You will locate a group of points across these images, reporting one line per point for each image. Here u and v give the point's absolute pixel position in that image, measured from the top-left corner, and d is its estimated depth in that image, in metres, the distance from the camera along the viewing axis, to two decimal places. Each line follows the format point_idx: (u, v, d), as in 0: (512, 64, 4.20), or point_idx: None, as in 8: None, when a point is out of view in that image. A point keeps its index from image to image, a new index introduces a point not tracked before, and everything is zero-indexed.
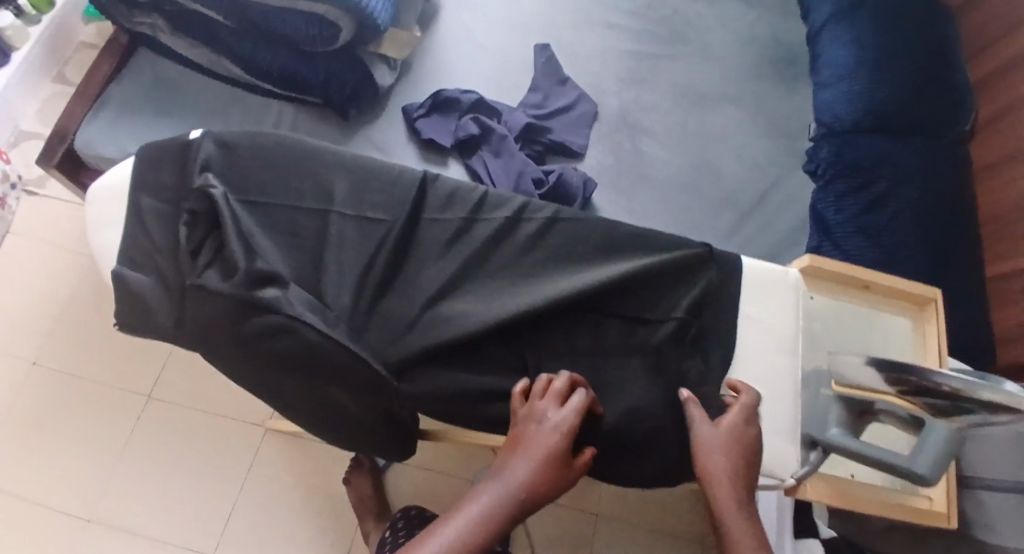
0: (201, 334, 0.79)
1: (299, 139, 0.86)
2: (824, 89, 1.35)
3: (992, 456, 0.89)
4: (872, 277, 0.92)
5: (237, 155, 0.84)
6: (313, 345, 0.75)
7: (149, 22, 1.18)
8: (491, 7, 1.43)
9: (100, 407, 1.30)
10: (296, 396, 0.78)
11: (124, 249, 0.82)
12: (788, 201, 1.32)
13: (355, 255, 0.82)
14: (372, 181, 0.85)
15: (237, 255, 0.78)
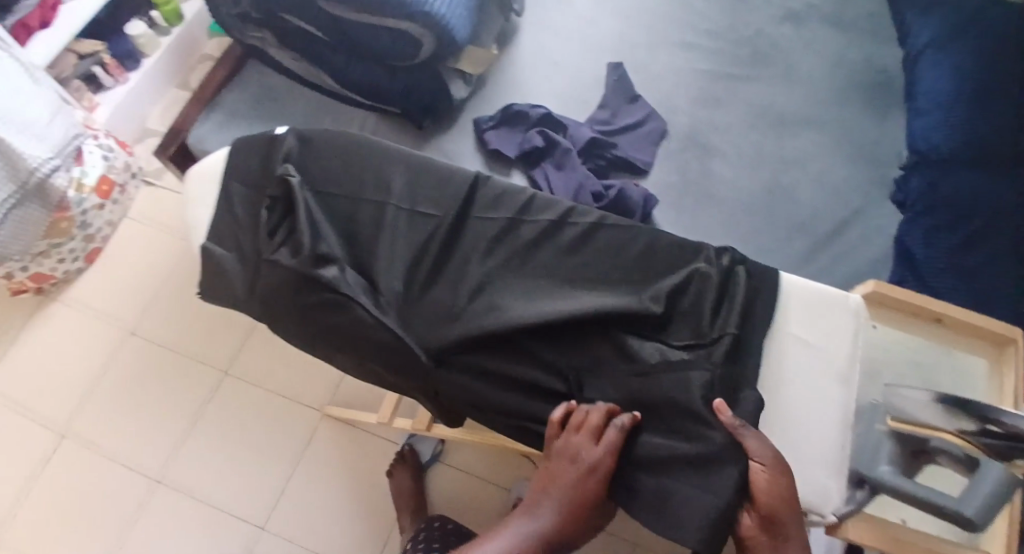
0: (269, 303, 0.77)
1: (370, 138, 0.83)
2: (919, 117, 1.25)
3: None
4: (943, 311, 0.85)
5: (313, 147, 0.82)
6: (364, 325, 0.73)
7: (260, 37, 1.23)
8: (572, 27, 1.47)
9: (181, 377, 1.35)
10: (352, 364, 0.78)
11: (214, 225, 0.81)
12: (872, 232, 1.23)
13: (404, 247, 0.78)
14: (420, 175, 0.81)
15: (303, 232, 0.76)
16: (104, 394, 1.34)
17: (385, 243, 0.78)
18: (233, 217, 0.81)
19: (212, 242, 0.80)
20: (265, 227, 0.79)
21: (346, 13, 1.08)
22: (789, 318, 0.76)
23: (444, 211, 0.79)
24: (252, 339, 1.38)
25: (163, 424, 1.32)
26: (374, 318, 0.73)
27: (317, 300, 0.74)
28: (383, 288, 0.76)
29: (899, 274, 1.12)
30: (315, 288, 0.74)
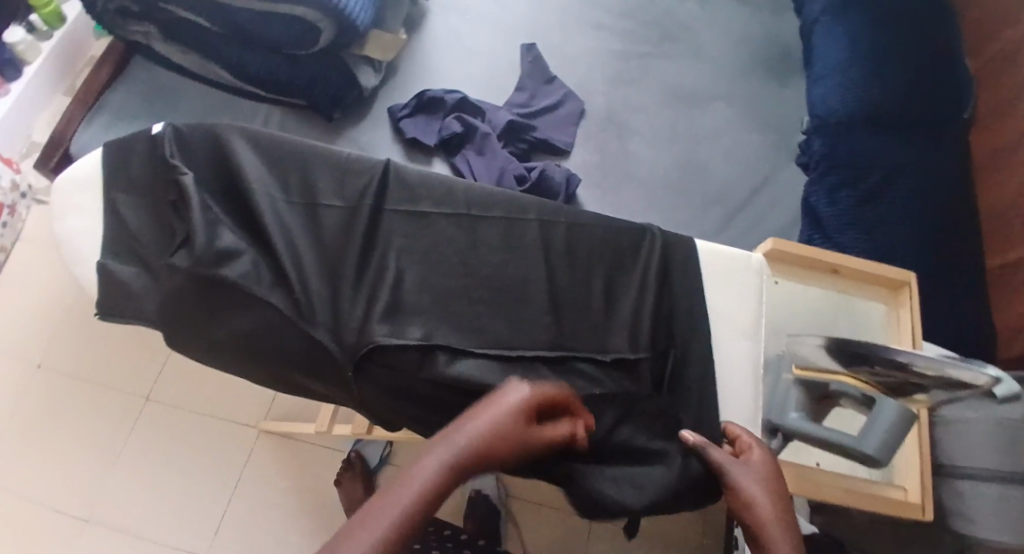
0: (170, 314, 0.63)
1: (264, 133, 0.67)
2: (818, 83, 1.28)
3: (969, 441, 0.71)
4: (841, 261, 0.77)
5: (185, 138, 0.66)
6: (275, 326, 0.61)
7: (144, 31, 1.14)
8: (483, 11, 1.45)
9: (99, 407, 1.27)
10: (266, 375, 0.66)
11: (107, 242, 0.65)
12: (781, 196, 1.28)
13: (309, 246, 0.65)
14: (300, 156, 0.66)
15: (197, 225, 0.62)
16: (14, 431, 1.25)
17: (285, 235, 0.64)
18: (117, 223, 0.66)
19: (106, 259, 0.65)
20: (171, 231, 0.64)
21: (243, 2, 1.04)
22: (703, 289, 0.73)
23: (354, 197, 0.67)
24: (174, 359, 1.31)
25: (86, 457, 1.24)
26: (289, 320, 0.61)
27: (223, 297, 0.61)
28: (298, 285, 0.62)
29: (808, 233, 1.16)
30: (221, 288, 0.61)
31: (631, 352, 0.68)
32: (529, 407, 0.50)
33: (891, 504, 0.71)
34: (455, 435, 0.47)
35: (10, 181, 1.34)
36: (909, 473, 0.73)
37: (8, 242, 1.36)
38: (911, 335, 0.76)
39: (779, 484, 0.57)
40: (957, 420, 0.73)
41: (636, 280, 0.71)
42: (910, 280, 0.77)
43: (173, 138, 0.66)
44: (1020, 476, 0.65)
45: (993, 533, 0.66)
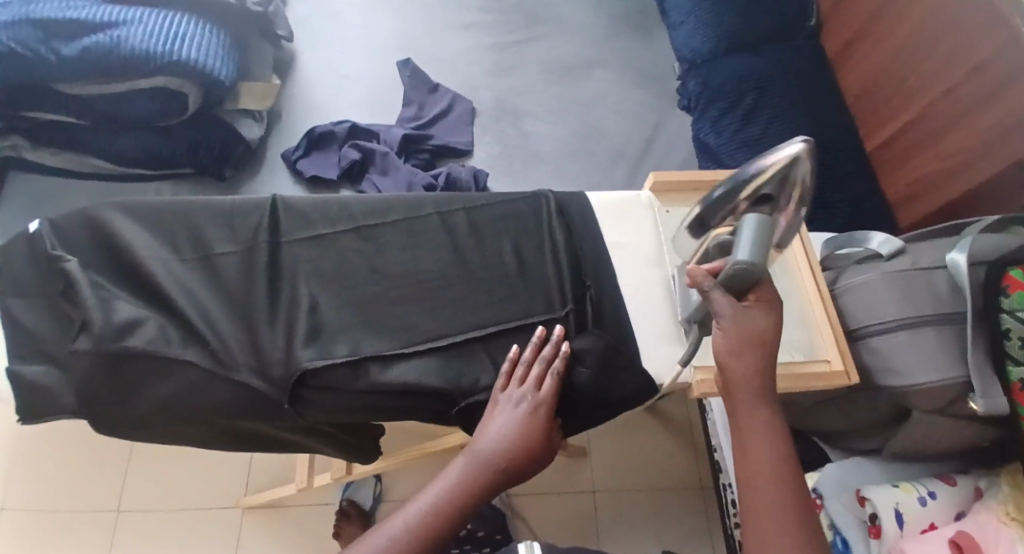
0: (92, 401, 0.62)
1: (145, 201, 0.67)
2: (678, 29, 1.34)
3: (868, 299, 0.75)
4: (719, 174, 0.81)
5: (63, 227, 0.65)
6: (197, 383, 0.61)
7: (9, 143, 1.10)
8: (350, 37, 1.46)
9: (74, 535, 1.22)
10: (207, 437, 0.66)
11: (11, 347, 0.65)
12: (675, 138, 1.34)
13: (216, 297, 0.65)
14: (185, 212, 0.67)
15: (92, 307, 0.62)
16: None
17: (186, 290, 0.64)
18: (18, 327, 0.65)
19: (15, 364, 0.64)
20: (69, 319, 0.64)
21: (95, 89, 1.04)
22: (602, 231, 0.77)
23: (251, 235, 0.68)
24: (136, 463, 1.29)
25: None
26: (210, 371, 0.62)
27: (135, 368, 0.61)
28: (211, 335, 0.63)
29: (707, 165, 1.21)
30: (132, 360, 0.61)
31: (552, 309, 0.70)
32: (506, 456, 0.61)
33: (814, 376, 0.70)
34: (439, 481, 0.60)
35: None
36: (827, 344, 0.73)
37: None
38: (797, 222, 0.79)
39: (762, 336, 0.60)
40: (854, 285, 0.76)
41: (546, 244, 0.73)
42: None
43: (50, 232, 0.65)
44: (925, 317, 0.71)
45: (922, 375, 0.70)
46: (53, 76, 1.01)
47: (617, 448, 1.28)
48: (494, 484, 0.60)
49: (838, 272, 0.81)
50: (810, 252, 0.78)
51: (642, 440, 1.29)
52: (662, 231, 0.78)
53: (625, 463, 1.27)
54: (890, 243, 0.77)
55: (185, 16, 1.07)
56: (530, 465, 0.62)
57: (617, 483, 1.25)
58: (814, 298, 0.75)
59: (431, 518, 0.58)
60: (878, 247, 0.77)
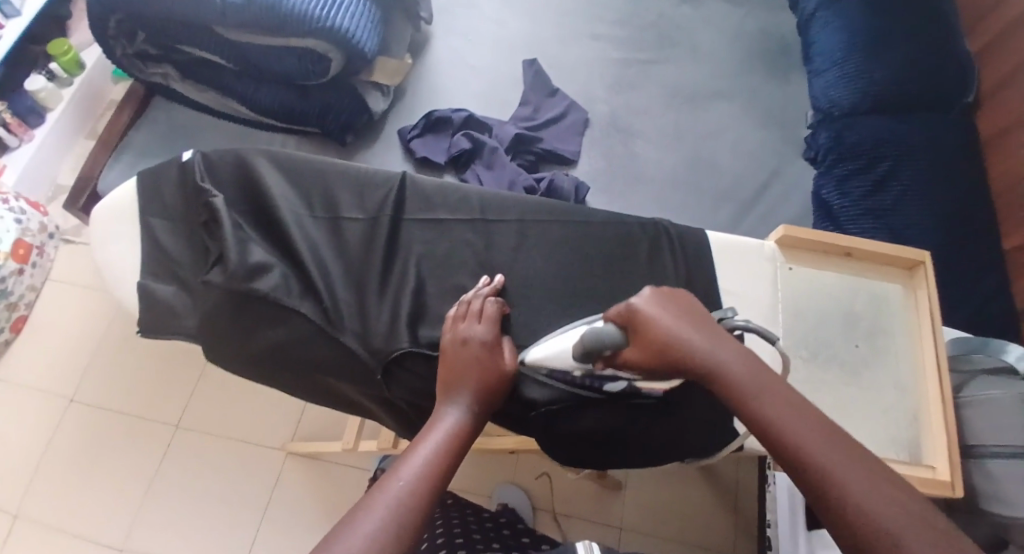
0: (209, 332, 0.69)
1: (293, 155, 0.75)
2: (818, 76, 1.32)
3: (994, 419, 0.75)
4: (853, 243, 0.79)
5: (216, 168, 0.74)
6: (305, 337, 0.67)
7: (162, 72, 1.18)
8: (483, 30, 1.49)
9: (133, 437, 1.42)
10: (299, 385, 0.71)
11: (145, 265, 0.73)
12: (791, 186, 1.30)
13: (339, 261, 0.71)
14: (321, 173, 0.75)
15: (229, 243, 0.69)
16: (54, 464, 1.40)
17: (314, 249, 0.71)
18: (158, 248, 0.73)
19: (146, 279, 0.72)
20: (204, 250, 0.72)
21: (250, 38, 1.09)
22: (718, 276, 0.77)
23: (381, 207, 0.74)
24: (201, 388, 1.46)
25: (123, 483, 1.39)
26: (320, 328, 0.67)
27: (253, 316, 0.67)
28: (325, 292, 0.69)
29: (821, 224, 1.18)
30: (251, 304, 0.67)
31: None
32: (483, 386, 0.62)
33: (918, 480, 0.70)
34: (434, 434, 0.58)
35: (40, 223, 1.51)
36: (937, 451, 0.72)
37: (41, 278, 1.54)
38: (932, 315, 0.77)
39: (688, 320, 0.61)
40: (978, 401, 0.77)
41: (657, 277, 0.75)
42: (926, 259, 0.78)
43: (201, 162, 0.74)
44: None
45: None
46: (214, 20, 1.06)
47: (655, 489, 1.26)
48: (482, 415, 0.61)
49: (964, 379, 0.82)
50: (940, 349, 0.75)
51: (685, 489, 1.26)
52: (779, 288, 0.79)
53: (662, 505, 1.25)
54: None
55: None
56: (499, 393, 0.63)
57: (650, 527, 1.23)
58: (934, 399, 0.74)
59: (439, 462, 0.56)
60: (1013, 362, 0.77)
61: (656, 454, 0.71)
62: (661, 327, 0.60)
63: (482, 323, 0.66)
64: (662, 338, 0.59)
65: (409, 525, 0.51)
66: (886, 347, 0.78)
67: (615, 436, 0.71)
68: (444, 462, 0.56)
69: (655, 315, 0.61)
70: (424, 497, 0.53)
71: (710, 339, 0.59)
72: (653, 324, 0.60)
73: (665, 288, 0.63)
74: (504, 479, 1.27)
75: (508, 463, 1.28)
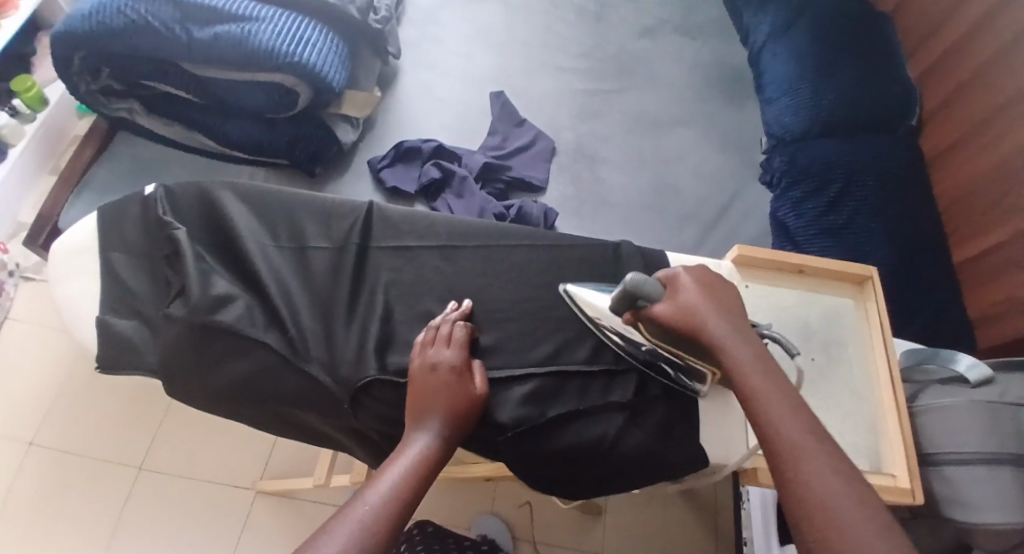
0: (171, 366, 0.68)
1: (257, 186, 0.75)
2: (771, 104, 1.36)
3: (950, 427, 0.77)
4: (806, 259, 0.82)
5: (180, 203, 0.74)
6: (270, 367, 0.67)
7: (126, 108, 1.17)
8: (449, 64, 1.52)
9: (95, 480, 1.38)
10: (265, 417, 0.70)
11: (105, 300, 0.71)
12: (753, 209, 1.33)
13: (306, 290, 0.71)
14: (287, 205, 0.75)
15: (191, 276, 0.69)
16: (12, 513, 1.34)
17: (278, 279, 0.71)
18: (118, 283, 0.72)
19: (106, 315, 0.71)
20: (166, 284, 0.71)
21: (218, 73, 1.09)
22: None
23: (347, 235, 0.74)
24: (167, 427, 1.43)
25: (85, 529, 1.34)
26: (286, 359, 0.67)
27: (216, 348, 0.67)
28: (291, 322, 0.68)
29: (780, 243, 1.21)
30: (213, 335, 0.67)
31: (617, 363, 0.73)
32: (451, 412, 0.62)
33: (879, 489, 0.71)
34: (400, 461, 0.58)
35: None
36: (896, 459, 0.73)
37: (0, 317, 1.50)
38: (881, 327, 0.79)
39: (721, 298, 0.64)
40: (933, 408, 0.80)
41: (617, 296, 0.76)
42: (873, 273, 0.82)
43: (163, 197, 0.74)
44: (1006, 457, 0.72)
45: (989, 516, 0.72)
46: (179, 55, 1.06)
47: (636, 514, 1.25)
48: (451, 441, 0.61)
49: (919, 388, 0.84)
50: (892, 358, 0.78)
51: (664, 513, 1.25)
52: None
53: (641, 531, 1.24)
54: (977, 369, 0.79)
55: (308, 21, 1.13)
56: (467, 419, 0.63)
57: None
58: (890, 410, 0.75)
59: (404, 489, 0.55)
60: (965, 371, 0.79)
61: (629, 475, 0.70)
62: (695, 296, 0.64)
63: (451, 347, 0.66)
64: (691, 305, 0.63)
65: (372, 552, 0.50)
66: (844, 359, 0.79)
67: (585, 456, 0.69)
68: (409, 489, 0.56)
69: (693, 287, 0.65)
70: (387, 524, 0.52)
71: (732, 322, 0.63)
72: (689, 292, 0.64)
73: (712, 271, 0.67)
74: (482, 510, 1.25)
75: (484, 494, 1.26)
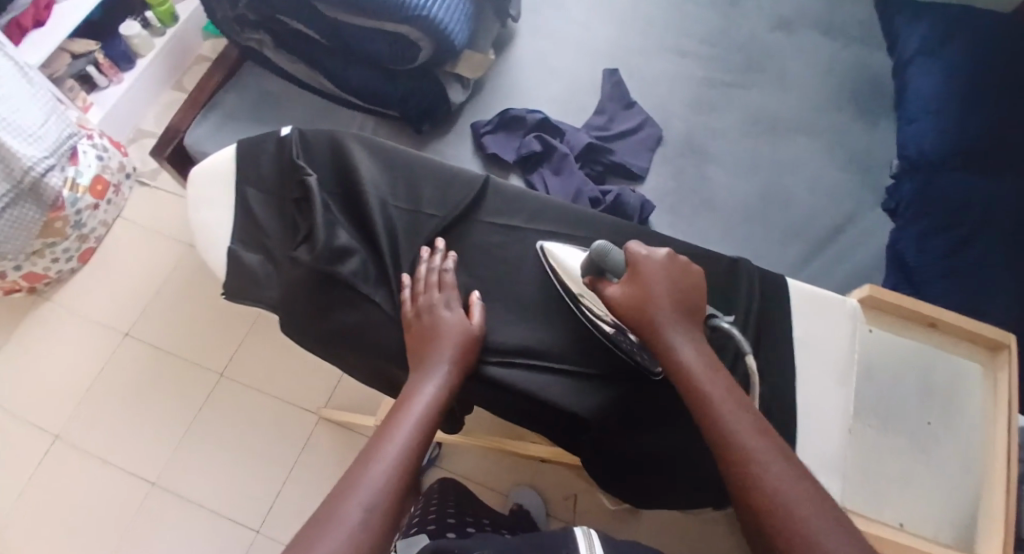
0: (289, 302, 0.80)
1: (388, 145, 0.88)
2: (909, 123, 1.30)
3: None
4: (939, 315, 0.87)
5: (314, 151, 0.86)
6: (373, 319, 0.78)
7: (257, 39, 1.24)
8: (568, 33, 1.50)
9: (178, 380, 1.55)
10: (355, 362, 0.82)
11: (235, 231, 0.83)
12: (864, 237, 1.28)
13: (412, 254, 0.82)
14: (411, 163, 0.87)
15: (319, 225, 0.80)
16: (103, 395, 1.54)
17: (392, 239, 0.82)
18: (248, 216, 0.84)
19: (236, 245, 0.83)
20: (291, 227, 0.83)
21: (347, 18, 1.11)
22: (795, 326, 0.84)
23: (464, 195, 0.86)
24: (247, 342, 1.58)
25: (163, 421, 1.51)
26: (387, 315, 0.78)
27: (332, 296, 0.79)
28: (396, 283, 0.80)
29: (894, 281, 1.21)
30: (331, 285, 0.79)
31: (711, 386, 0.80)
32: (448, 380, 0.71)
33: None
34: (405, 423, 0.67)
35: (122, 163, 1.69)
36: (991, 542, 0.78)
37: (115, 215, 1.71)
38: (1008, 400, 0.84)
39: (685, 286, 0.73)
40: None
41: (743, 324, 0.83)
42: (1009, 343, 0.86)
43: (298, 140, 0.86)
44: None
45: None
46: None
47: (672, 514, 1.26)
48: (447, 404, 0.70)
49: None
50: (1011, 434, 0.82)
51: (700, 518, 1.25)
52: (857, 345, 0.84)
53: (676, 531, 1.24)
54: None
55: None
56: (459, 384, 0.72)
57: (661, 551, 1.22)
58: (999, 487, 0.80)
59: (412, 448, 0.65)
60: None
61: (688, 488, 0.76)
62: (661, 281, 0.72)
63: (440, 323, 0.75)
64: (655, 294, 0.71)
65: (388, 501, 0.60)
66: (958, 427, 0.85)
67: (643, 461, 0.77)
68: (415, 447, 0.65)
69: (660, 273, 0.73)
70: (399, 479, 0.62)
71: (682, 320, 0.71)
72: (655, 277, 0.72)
73: (676, 257, 0.75)
74: (524, 481, 1.28)
75: (525, 468, 1.29)
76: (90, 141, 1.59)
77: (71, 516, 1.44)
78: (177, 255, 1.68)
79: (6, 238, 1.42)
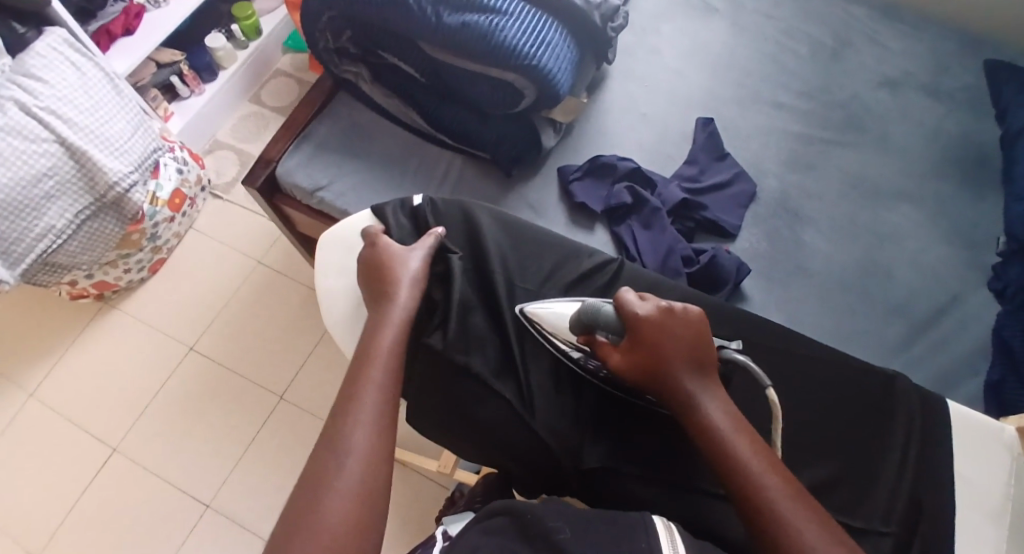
0: (422, 389, 0.89)
1: (516, 222, 1.03)
2: (1018, 201, 1.24)
3: None
4: None
5: (445, 220, 1.01)
6: (506, 415, 0.87)
7: (354, 71, 1.30)
8: (660, 77, 1.45)
9: (237, 400, 1.53)
10: (477, 453, 0.90)
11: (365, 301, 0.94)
12: (968, 320, 1.20)
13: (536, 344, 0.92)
14: (542, 248, 1.01)
15: (454, 314, 0.91)
16: (161, 408, 1.53)
17: (520, 334, 0.92)
18: None
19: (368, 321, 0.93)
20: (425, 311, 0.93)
21: (456, 61, 1.17)
22: (954, 456, 0.84)
23: (591, 282, 0.99)
24: (309, 364, 1.57)
25: (220, 440, 1.49)
26: (515, 409, 0.88)
27: (460, 389, 0.88)
28: (523, 377, 0.90)
29: (1000, 371, 1.14)
30: (460, 375, 0.89)
31: (859, 510, 0.81)
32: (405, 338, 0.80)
33: None
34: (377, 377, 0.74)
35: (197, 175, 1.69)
36: None
37: (186, 227, 1.72)
38: None
39: (689, 329, 0.78)
40: None
41: (899, 452, 0.84)
42: None
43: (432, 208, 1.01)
44: None
45: None
46: (423, 34, 1.13)
47: None
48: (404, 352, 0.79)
49: None
50: None
51: None
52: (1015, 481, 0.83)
53: None
54: None
55: (547, 18, 1.16)
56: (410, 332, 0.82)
57: None
58: None
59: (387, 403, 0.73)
60: None
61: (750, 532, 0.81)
62: (662, 323, 0.78)
63: (402, 284, 0.85)
64: (657, 337, 0.78)
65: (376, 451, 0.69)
66: None
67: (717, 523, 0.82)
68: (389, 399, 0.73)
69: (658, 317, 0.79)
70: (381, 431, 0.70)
71: (692, 368, 0.77)
72: (654, 323, 0.78)
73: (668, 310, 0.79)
74: None
75: None
76: (172, 154, 1.60)
77: (122, 531, 1.43)
78: (245, 270, 1.68)
79: (82, 250, 1.43)
